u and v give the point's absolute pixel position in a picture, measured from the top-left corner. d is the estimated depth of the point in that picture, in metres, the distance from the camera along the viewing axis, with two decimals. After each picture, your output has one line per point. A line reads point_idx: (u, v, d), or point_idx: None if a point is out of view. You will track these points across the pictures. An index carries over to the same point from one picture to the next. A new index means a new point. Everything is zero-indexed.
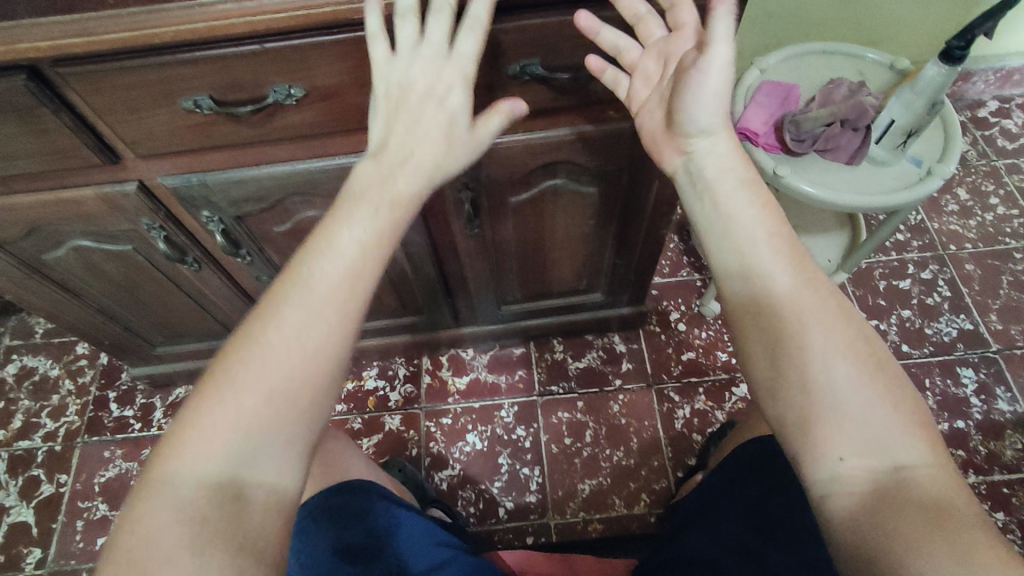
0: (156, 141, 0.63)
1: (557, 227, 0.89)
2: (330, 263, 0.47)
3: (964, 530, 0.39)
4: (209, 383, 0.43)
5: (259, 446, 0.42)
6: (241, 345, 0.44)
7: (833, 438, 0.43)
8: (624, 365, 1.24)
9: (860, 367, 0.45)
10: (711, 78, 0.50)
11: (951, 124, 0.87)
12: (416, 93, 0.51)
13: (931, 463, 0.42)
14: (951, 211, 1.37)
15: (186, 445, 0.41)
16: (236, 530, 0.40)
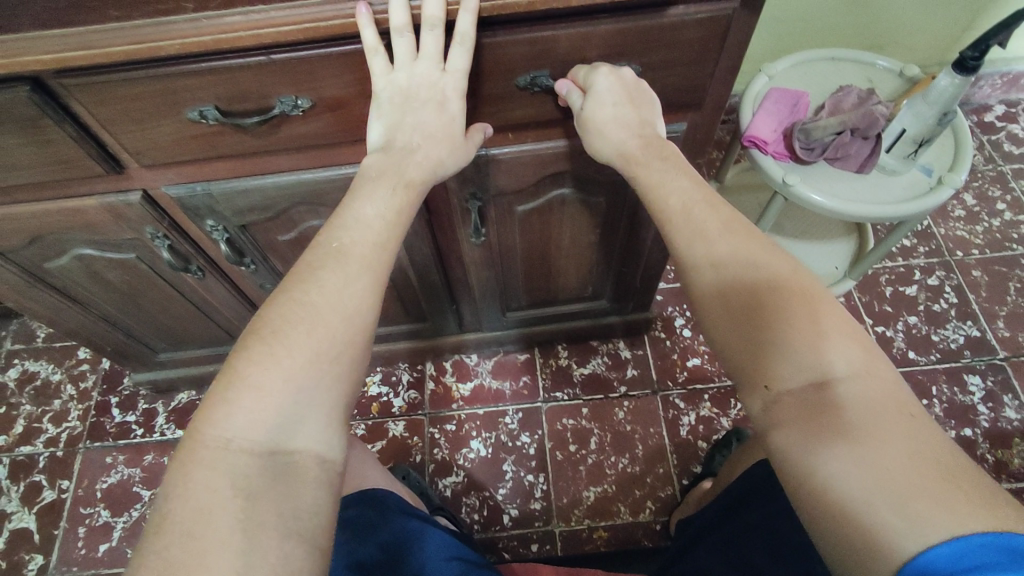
0: (161, 150, 0.62)
1: (563, 235, 0.88)
2: (361, 261, 0.51)
3: (892, 440, 0.39)
4: (235, 375, 0.46)
5: (303, 420, 0.47)
6: (282, 332, 0.47)
7: (765, 368, 0.46)
8: (629, 371, 1.23)
9: (781, 289, 0.47)
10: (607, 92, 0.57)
11: (961, 133, 0.86)
12: (412, 108, 0.55)
13: (861, 379, 0.43)
14: (958, 217, 1.36)
15: (236, 422, 0.45)
16: (286, 503, 0.44)
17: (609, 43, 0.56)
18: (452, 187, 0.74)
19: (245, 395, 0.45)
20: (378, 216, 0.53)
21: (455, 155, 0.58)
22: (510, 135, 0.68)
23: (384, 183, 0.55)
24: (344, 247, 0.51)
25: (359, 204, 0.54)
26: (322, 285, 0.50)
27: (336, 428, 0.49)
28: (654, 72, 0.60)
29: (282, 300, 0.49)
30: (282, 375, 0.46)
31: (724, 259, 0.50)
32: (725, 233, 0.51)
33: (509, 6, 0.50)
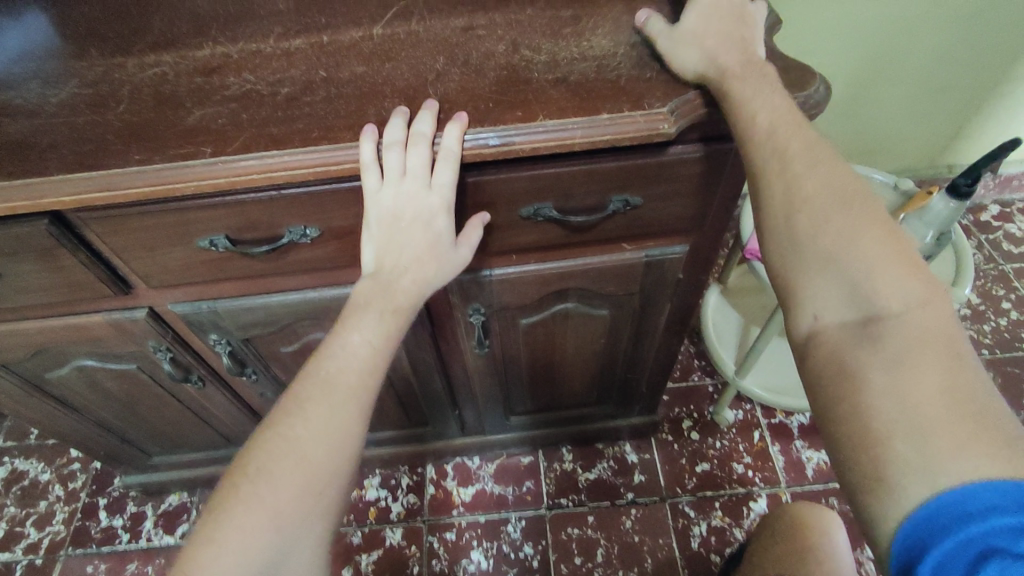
0: (170, 274, 0.63)
1: (568, 344, 0.88)
2: (348, 391, 0.51)
3: (928, 370, 0.37)
4: (222, 512, 0.46)
5: (287, 562, 0.46)
6: (270, 466, 0.47)
7: (819, 290, 0.43)
8: (636, 477, 1.18)
9: (855, 215, 0.44)
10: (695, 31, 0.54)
11: (963, 252, 0.87)
12: (402, 223, 0.54)
13: (925, 303, 0.40)
14: (964, 316, 1.36)
15: (222, 564, 0.44)
16: None
17: (611, 178, 0.58)
18: (456, 302, 0.74)
19: (230, 535, 0.45)
20: (365, 342, 0.53)
21: (445, 270, 0.57)
22: (514, 256, 0.68)
23: (377, 310, 0.54)
24: (332, 375, 0.51)
25: (354, 329, 0.53)
26: (309, 417, 0.49)
27: (320, 562, 0.48)
28: (656, 202, 0.62)
29: (270, 431, 0.49)
30: (268, 513, 0.46)
31: (794, 180, 0.46)
32: (805, 153, 0.47)
33: (513, 151, 0.52)
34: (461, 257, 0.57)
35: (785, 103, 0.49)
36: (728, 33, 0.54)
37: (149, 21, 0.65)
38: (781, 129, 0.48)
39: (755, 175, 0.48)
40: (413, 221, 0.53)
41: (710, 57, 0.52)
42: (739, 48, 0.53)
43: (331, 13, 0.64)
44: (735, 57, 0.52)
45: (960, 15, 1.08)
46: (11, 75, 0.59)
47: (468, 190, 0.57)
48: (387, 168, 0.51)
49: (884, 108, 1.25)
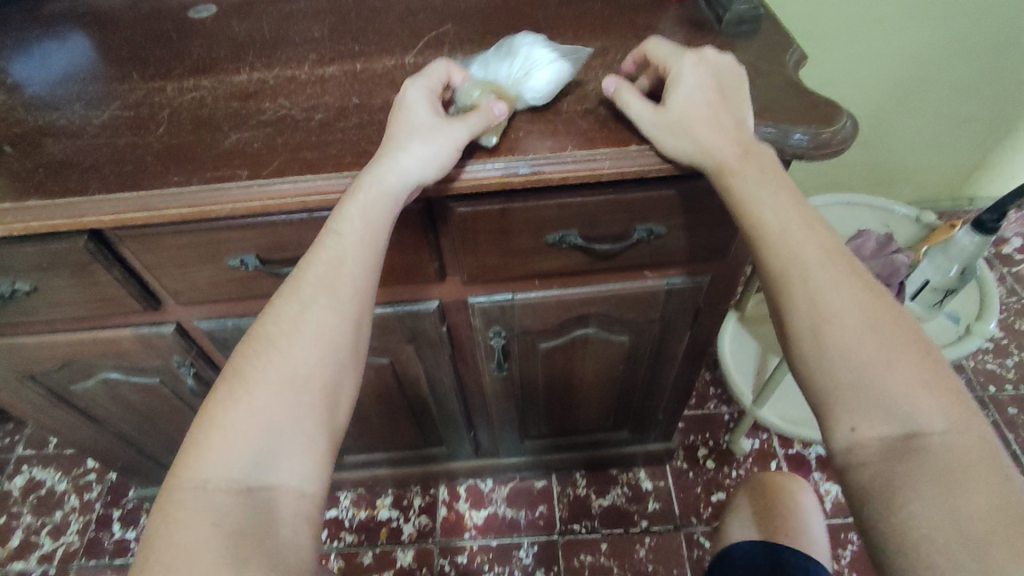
0: (198, 291, 0.64)
1: (586, 370, 0.87)
2: (320, 283, 0.48)
3: (976, 492, 0.37)
4: (206, 414, 0.43)
5: (280, 456, 0.43)
6: (245, 364, 0.45)
7: (852, 405, 0.42)
8: (651, 505, 1.17)
9: (883, 327, 0.43)
10: (688, 95, 0.51)
11: (988, 284, 0.88)
12: (402, 123, 0.52)
13: (961, 427, 0.40)
14: (987, 349, 1.33)
15: (213, 456, 0.41)
16: (261, 543, 0.40)
17: (636, 207, 0.58)
18: (477, 325, 0.74)
19: (214, 433, 0.42)
20: (358, 234, 0.49)
21: (438, 138, 0.50)
22: (536, 281, 0.69)
23: (358, 202, 0.49)
24: (301, 271, 0.48)
25: (335, 229, 0.49)
26: (281, 312, 0.47)
27: (320, 458, 0.44)
28: (680, 231, 0.62)
29: (257, 332, 0.46)
30: (254, 404, 0.43)
31: (817, 287, 0.45)
32: (820, 259, 0.46)
33: (542, 180, 0.53)
34: (457, 126, 0.51)
35: (791, 202, 0.48)
36: (713, 105, 0.51)
37: (189, 45, 0.67)
38: (777, 192, 0.49)
39: (774, 274, 0.47)
40: (408, 110, 0.52)
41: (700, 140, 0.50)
42: (730, 126, 0.51)
43: (365, 41, 0.66)
44: (731, 143, 0.50)
45: (981, 49, 1.08)
46: (55, 96, 0.61)
47: (495, 217, 0.58)
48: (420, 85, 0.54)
49: (905, 139, 1.26)
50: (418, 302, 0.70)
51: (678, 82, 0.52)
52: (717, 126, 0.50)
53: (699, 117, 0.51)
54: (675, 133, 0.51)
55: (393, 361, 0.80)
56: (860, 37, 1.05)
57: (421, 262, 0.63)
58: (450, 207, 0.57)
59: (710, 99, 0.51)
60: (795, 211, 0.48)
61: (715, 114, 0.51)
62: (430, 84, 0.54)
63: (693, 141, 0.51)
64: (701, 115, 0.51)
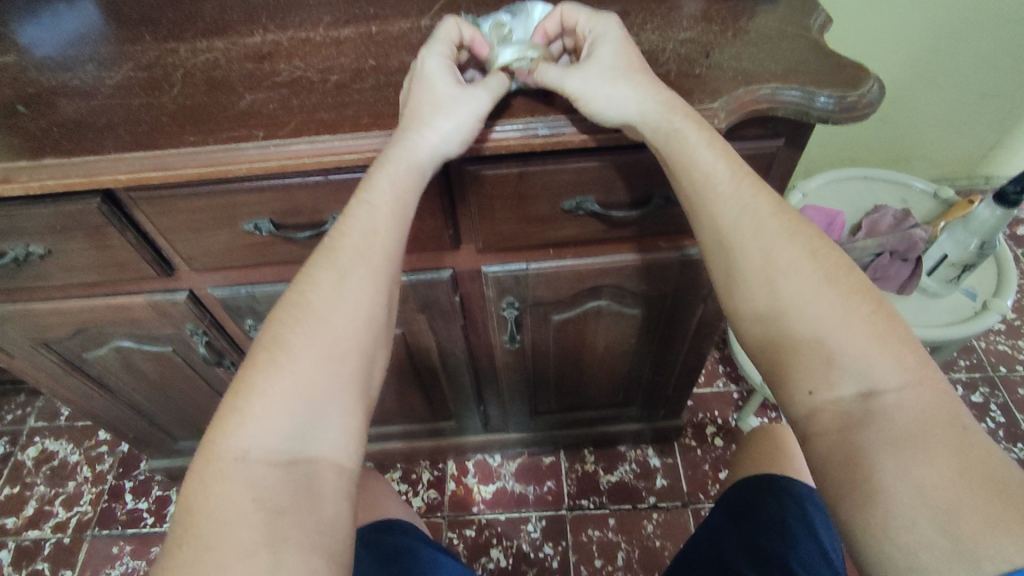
0: (212, 257, 0.64)
1: (598, 344, 0.87)
2: (355, 253, 0.47)
3: (937, 456, 0.37)
4: (242, 389, 0.42)
5: (318, 427, 0.43)
6: (282, 333, 0.44)
7: (811, 369, 0.42)
8: (658, 481, 1.17)
9: (836, 286, 0.44)
10: (613, 50, 0.51)
11: (1004, 259, 0.86)
12: (424, 84, 0.50)
13: (918, 383, 0.40)
14: (998, 331, 1.32)
15: (252, 430, 0.41)
16: (304, 515, 0.40)
17: (654, 172, 0.58)
18: (490, 295, 0.74)
19: (254, 404, 0.42)
20: (389, 210, 0.49)
21: (466, 109, 0.49)
22: (551, 251, 0.68)
23: (391, 177, 0.49)
24: (333, 241, 0.48)
25: (370, 201, 0.48)
26: (317, 282, 0.46)
27: (356, 431, 0.45)
28: None
29: (286, 306, 0.45)
30: (289, 379, 0.43)
31: (768, 253, 0.46)
32: (771, 221, 0.47)
33: (562, 142, 0.52)
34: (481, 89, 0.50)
35: (724, 154, 0.49)
36: (635, 62, 0.51)
37: (201, 8, 0.66)
38: (715, 147, 0.49)
39: (727, 237, 0.48)
40: (427, 76, 0.51)
41: (630, 92, 0.49)
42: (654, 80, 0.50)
43: (379, 4, 0.65)
44: (665, 95, 0.49)
45: (1003, 23, 1.06)
46: (67, 58, 0.61)
47: (513, 180, 0.57)
48: (440, 42, 0.52)
49: (921, 117, 1.24)
50: (431, 271, 0.70)
51: (603, 39, 0.52)
52: (645, 78, 0.50)
53: (626, 71, 0.50)
54: (614, 81, 0.49)
55: (405, 332, 0.80)
56: (880, 9, 1.03)
57: (437, 229, 0.63)
58: (469, 171, 0.56)
59: (623, 51, 0.51)
60: (747, 180, 0.48)
61: (639, 67, 0.51)
62: (443, 47, 0.52)
63: (627, 92, 0.49)
64: (629, 70, 0.50)
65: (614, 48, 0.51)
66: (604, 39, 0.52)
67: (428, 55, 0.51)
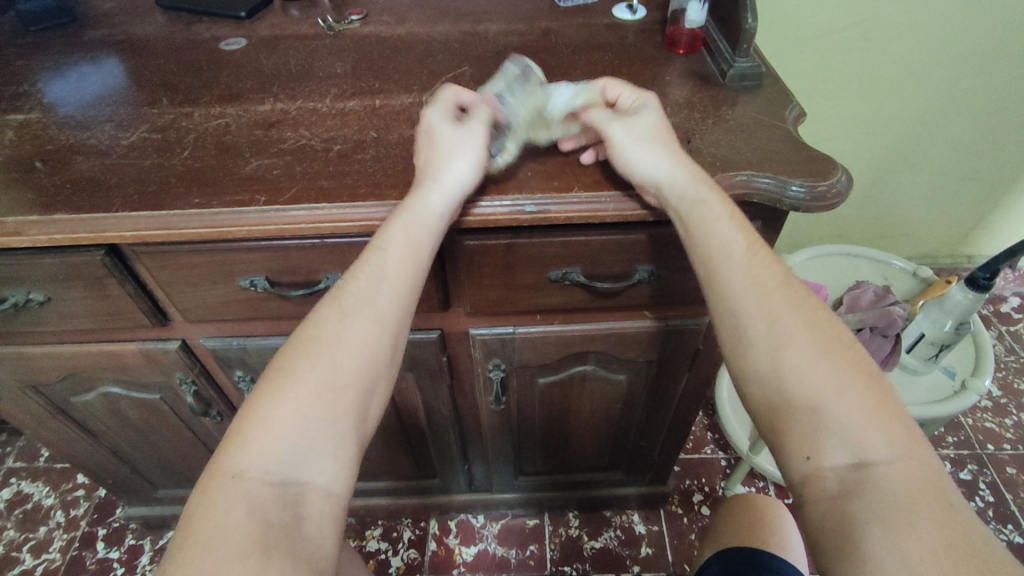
0: (207, 310, 0.66)
1: (583, 408, 0.87)
2: (363, 292, 0.49)
3: (923, 529, 0.37)
4: (250, 411, 0.43)
5: (315, 453, 0.43)
6: (289, 365, 0.45)
7: (810, 435, 0.42)
8: (643, 549, 1.15)
9: (832, 355, 0.44)
10: (652, 123, 0.55)
11: (981, 339, 0.89)
12: (427, 138, 0.55)
13: (908, 457, 0.40)
14: (985, 408, 1.33)
15: (253, 451, 0.42)
16: (290, 537, 0.40)
17: (636, 248, 0.60)
18: (478, 357, 0.75)
19: (255, 427, 0.43)
20: (401, 249, 0.50)
21: (464, 149, 0.54)
22: (538, 316, 0.70)
23: (401, 222, 0.51)
24: (346, 279, 0.50)
25: (381, 245, 0.51)
26: (325, 318, 0.47)
27: (348, 460, 0.45)
28: (680, 274, 0.64)
29: (299, 338, 0.47)
30: (292, 405, 0.43)
31: (770, 319, 0.47)
32: (773, 289, 0.48)
33: (548, 218, 0.55)
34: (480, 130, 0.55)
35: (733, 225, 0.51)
36: (668, 136, 0.55)
37: (216, 75, 0.71)
38: (730, 219, 0.51)
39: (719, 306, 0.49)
40: (429, 132, 0.56)
41: (661, 158, 0.53)
42: (679, 151, 0.54)
43: (385, 79, 0.69)
44: (689, 166, 0.53)
45: (976, 113, 1.12)
46: (86, 117, 0.64)
47: (502, 252, 0.60)
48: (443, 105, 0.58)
49: (905, 196, 1.28)
50: (420, 331, 0.71)
51: (646, 112, 0.56)
52: (673, 149, 0.54)
53: (660, 142, 0.54)
54: (649, 149, 0.53)
55: (392, 388, 0.81)
56: (860, 95, 1.09)
57: (427, 291, 0.65)
58: (459, 241, 0.59)
59: (662, 121, 0.56)
60: (761, 254, 0.50)
61: (672, 141, 0.55)
62: (439, 108, 0.57)
63: (658, 160, 0.53)
64: (662, 141, 0.54)
65: (653, 122, 0.56)
66: (650, 111, 0.56)
67: (429, 114, 0.57)
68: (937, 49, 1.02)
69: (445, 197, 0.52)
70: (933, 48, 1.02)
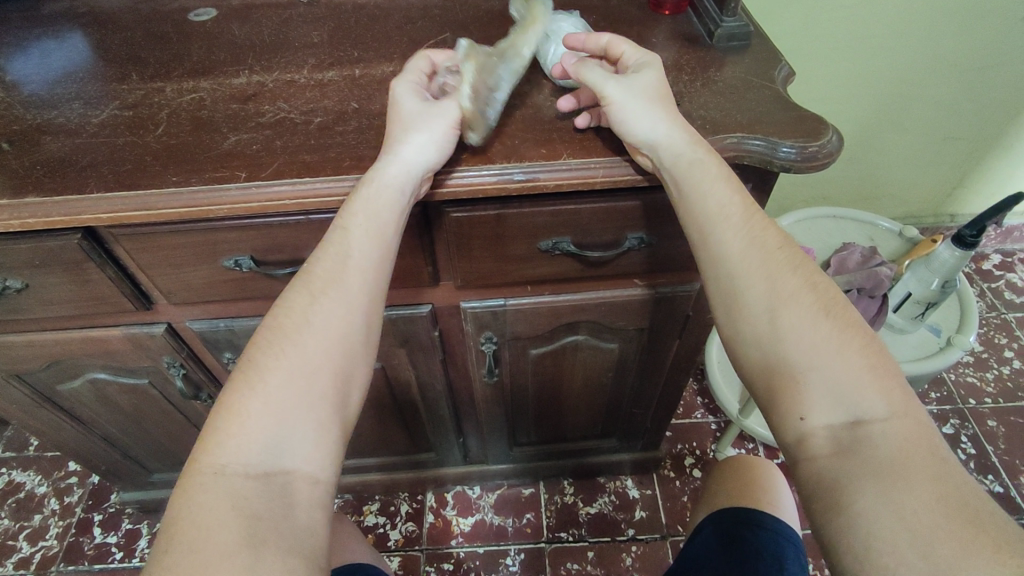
0: (191, 292, 0.64)
1: (576, 377, 0.88)
2: (329, 275, 0.48)
3: (917, 485, 0.37)
4: (223, 406, 0.43)
5: (297, 439, 0.43)
6: (260, 357, 0.44)
7: (805, 395, 0.43)
8: (637, 513, 1.17)
9: (829, 317, 0.45)
10: (649, 82, 0.54)
11: (966, 296, 0.90)
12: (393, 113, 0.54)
13: (901, 414, 0.40)
14: (967, 364, 1.36)
15: (232, 445, 0.41)
16: (280, 524, 0.40)
17: (628, 214, 0.60)
18: (469, 330, 0.75)
19: (232, 421, 0.42)
20: (364, 231, 0.50)
21: (430, 123, 0.53)
22: (529, 287, 0.70)
23: (364, 203, 0.50)
24: (311, 265, 0.49)
25: (345, 229, 0.50)
26: (293, 306, 0.47)
27: (331, 444, 0.44)
28: (670, 240, 0.64)
29: (267, 330, 0.46)
30: (268, 395, 0.43)
31: (771, 280, 0.47)
32: (769, 252, 0.48)
33: (537, 186, 0.54)
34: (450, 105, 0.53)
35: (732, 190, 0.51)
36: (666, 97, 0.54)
37: (188, 48, 0.68)
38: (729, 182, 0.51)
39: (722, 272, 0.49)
40: (396, 105, 0.54)
41: (660, 119, 0.52)
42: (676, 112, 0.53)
43: (364, 48, 0.67)
44: (685, 130, 0.52)
45: (960, 71, 1.12)
46: (53, 95, 0.61)
47: (491, 222, 0.59)
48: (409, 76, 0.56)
49: (889, 156, 1.29)
50: (411, 306, 0.71)
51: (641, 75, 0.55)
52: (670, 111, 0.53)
53: (658, 104, 0.53)
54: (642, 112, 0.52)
55: (385, 365, 0.80)
56: (847, 55, 1.08)
57: (417, 265, 0.64)
58: (447, 212, 0.58)
59: (662, 80, 0.55)
60: (758, 215, 0.50)
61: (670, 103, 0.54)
62: (406, 79, 0.56)
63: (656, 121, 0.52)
64: (661, 103, 0.53)
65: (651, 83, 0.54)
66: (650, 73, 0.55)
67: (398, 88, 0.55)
68: (923, 6, 1.01)
69: (410, 175, 0.51)
70: (919, 5, 1.01)
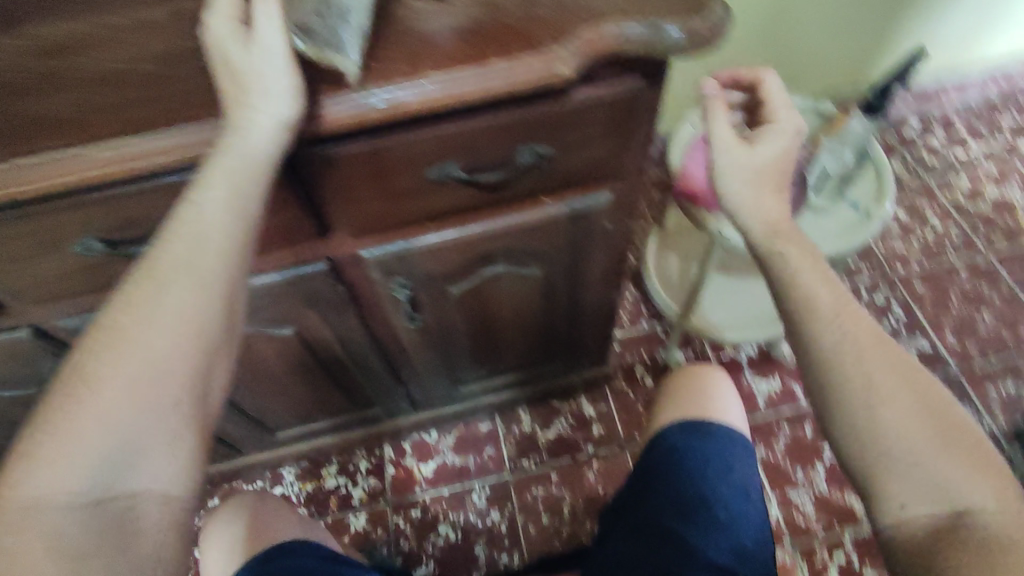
0: (50, 286, 0.57)
1: (505, 308, 0.85)
2: (177, 264, 0.44)
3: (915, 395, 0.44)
4: (48, 418, 0.40)
5: (142, 457, 0.41)
6: (93, 360, 0.41)
7: (822, 322, 0.47)
8: (595, 429, 1.18)
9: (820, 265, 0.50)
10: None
11: (883, 166, 0.88)
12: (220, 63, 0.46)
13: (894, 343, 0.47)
14: (894, 232, 1.38)
15: (55, 467, 0.39)
16: (113, 553, 0.41)
17: (519, 128, 0.54)
18: (378, 279, 0.70)
19: (60, 437, 0.39)
20: (213, 208, 0.45)
21: (265, 90, 0.45)
22: (430, 224, 0.64)
23: (213, 172, 0.45)
24: (156, 248, 0.44)
25: (193, 203, 0.45)
26: (135, 299, 0.43)
27: (183, 458, 0.43)
28: (569, 150, 0.59)
29: (105, 326, 0.42)
30: (102, 408, 0.40)
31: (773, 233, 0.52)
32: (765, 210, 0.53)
33: (403, 110, 0.48)
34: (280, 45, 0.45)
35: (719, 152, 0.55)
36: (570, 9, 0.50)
37: None
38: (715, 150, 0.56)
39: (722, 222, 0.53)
40: (219, 51, 0.46)
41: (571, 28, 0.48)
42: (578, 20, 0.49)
43: None
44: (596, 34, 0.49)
45: None
46: None
47: (365, 158, 0.53)
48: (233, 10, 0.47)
49: (802, 31, 1.24)
50: (309, 263, 0.65)
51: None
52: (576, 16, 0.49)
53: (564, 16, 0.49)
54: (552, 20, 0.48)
55: (299, 329, 0.75)
56: None
57: (298, 217, 0.58)
58: (312, 154, 0.51)
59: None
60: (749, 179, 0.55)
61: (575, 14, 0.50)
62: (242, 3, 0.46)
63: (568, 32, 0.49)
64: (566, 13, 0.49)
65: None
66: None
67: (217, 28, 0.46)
68: None
69: (253, 159, 0.45)
70: None
